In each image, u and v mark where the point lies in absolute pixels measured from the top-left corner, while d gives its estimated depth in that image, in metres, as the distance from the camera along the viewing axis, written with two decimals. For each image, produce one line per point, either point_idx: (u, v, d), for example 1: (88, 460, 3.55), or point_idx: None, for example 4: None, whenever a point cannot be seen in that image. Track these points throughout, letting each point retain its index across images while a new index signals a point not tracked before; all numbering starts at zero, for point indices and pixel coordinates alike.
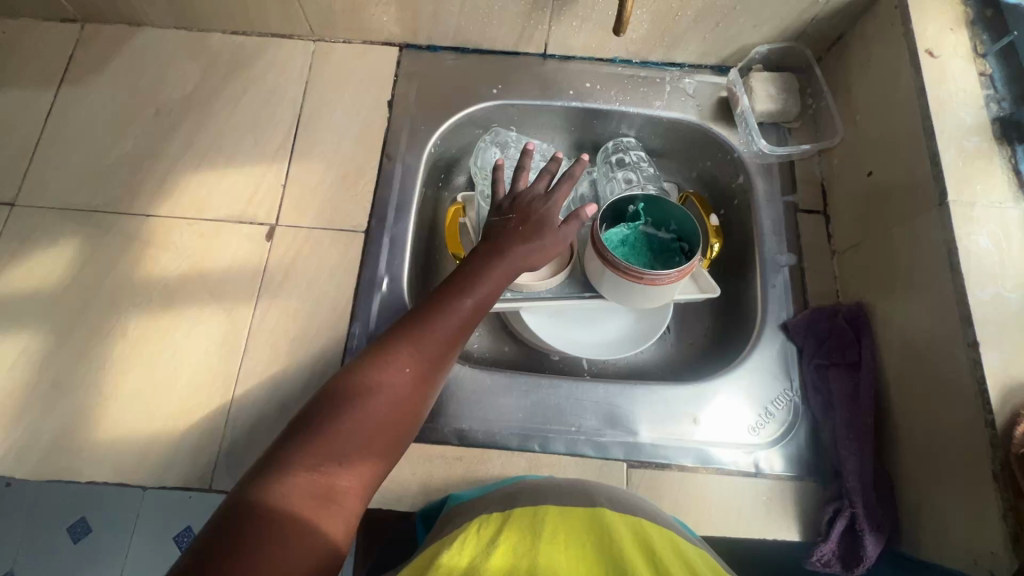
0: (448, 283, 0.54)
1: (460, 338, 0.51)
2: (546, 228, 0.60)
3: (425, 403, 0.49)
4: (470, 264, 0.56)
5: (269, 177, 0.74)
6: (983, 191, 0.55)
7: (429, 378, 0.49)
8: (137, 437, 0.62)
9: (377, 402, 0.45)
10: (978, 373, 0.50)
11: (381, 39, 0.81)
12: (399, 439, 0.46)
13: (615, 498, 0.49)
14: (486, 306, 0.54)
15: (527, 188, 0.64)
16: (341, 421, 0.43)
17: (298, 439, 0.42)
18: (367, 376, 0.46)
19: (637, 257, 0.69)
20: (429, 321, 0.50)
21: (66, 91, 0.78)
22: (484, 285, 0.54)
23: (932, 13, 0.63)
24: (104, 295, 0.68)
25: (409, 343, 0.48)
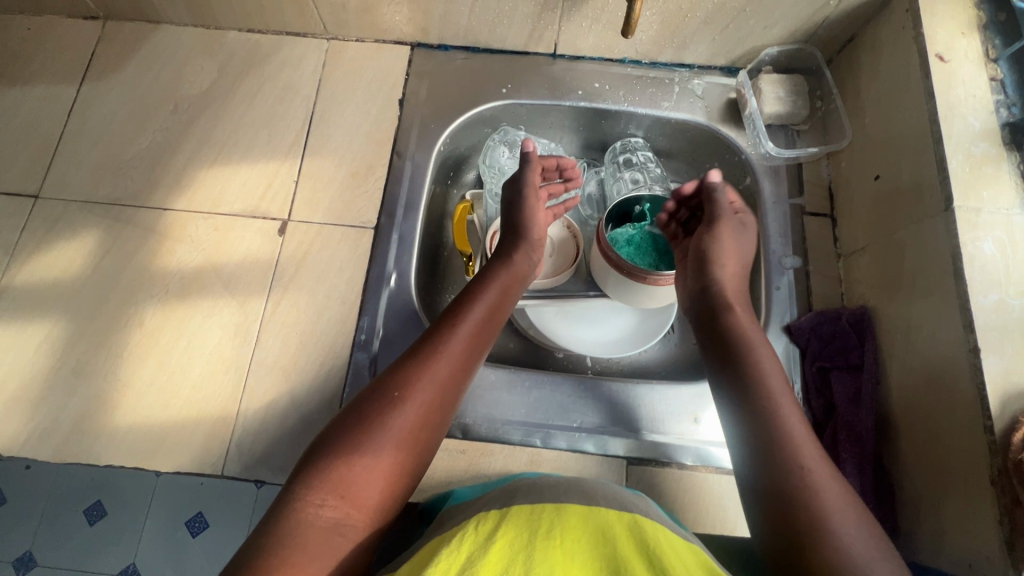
0: (449, 311, 0.55)
1: (464, 367, 0.52)
2: (531, 224, 0.63)
3: (434, 435, 0.50)
4: (470, 292, 0.57)
5: (282, 172, 0.76)
6: (990, 196, 0.55)
7: (433, 409, 0.49)
8: (153, 423, 0.64)
9: (383, 437, 0.46)
10: (978, 379, 0.50)
11: (393, 39, 0.82)
12: (407, 471, 0.47)
13: (610, 496, 0.50)
14: (486, 332, 0.55)
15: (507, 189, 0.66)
16: (345, 457, 0.45)
17: (308, 473, 0.45)
18: (371, 412, 0.47)
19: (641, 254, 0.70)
20: (431, 352, 0.51)
21: (88, 87, 0.80)
22: (481, 312, 0.55)
23: (943, 17, 0.63)
24: (123, 285, 0.70)
25: (411, 376, 0.49)
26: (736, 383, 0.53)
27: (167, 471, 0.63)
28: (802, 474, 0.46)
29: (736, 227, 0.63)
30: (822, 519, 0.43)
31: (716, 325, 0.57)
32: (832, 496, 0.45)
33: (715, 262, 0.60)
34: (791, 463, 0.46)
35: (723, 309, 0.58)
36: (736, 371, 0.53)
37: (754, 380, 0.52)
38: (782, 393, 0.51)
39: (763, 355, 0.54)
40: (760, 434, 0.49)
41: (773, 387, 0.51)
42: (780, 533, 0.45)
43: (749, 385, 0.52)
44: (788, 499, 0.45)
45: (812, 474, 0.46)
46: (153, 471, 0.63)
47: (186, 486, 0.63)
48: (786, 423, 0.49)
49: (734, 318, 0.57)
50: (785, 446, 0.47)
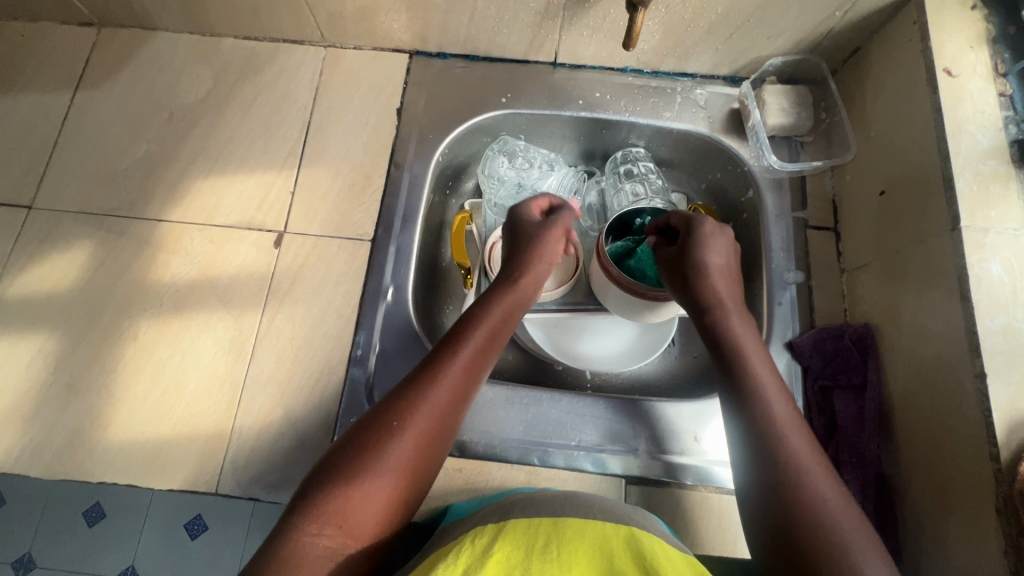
0: (451, 335, 0.53)
1: (464, 394, 0.51)
2: (544, 246, 0.60)
3: (432, 463, 0.49)
4: (471, 314, 0.55)
5: (278, 183, 0.75)
6: (997, 216, 0.54)
7: (432, 438, 0.48)
8: (147, 439, 0.64)
9: (381, 468, 0.45)
10: (984, 405, 0.49)
11: (392, 47, 0.81)
12: (405, 501, 0.47)
13: (606, 509, 0.49)
14: (487, 357, 0.53)
15: (527, 221, 0.62)
16: (343, 487, 0.44)
17: (304, 503, 0.44)
18: (370, 441, 0.46)
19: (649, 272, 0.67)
20: (431, 379, 0.49)
21: (82, 95, 0.79)
22: (483, 337, 0.53)
23: (952, 30, 0.62)
24: (118, 298, 0.69)
25: (410, 404, 0.48)
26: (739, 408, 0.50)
27: (161, 487, 0.62)
28: (813, 506, 0.44)
29: (706, 242, 0.58)
30: (834, 553, 0.42)
31: (714, 343, 0.55)
32: (847, 529, 0.43)
33: (709, 285, 0.56)
34: (800, 495, 0.45)
35: (722, 326, 0.55)
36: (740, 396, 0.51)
37: (759, 405, 0.49)
38: (788, 419, 0.49)
39: (767, 378, 0.51)
40: (767, 463, 0.47)
41: (779, 412, 0.49)
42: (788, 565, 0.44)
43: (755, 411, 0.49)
44: (796, 531, 0.44)
45: (822, 504, 0.44)
46: (146, 487, 0.63)
47: (181, 502, 0.62)
48: (794, 451, 0.47)
49: (738, 336, 0.54)
50: (792, 476, 0.46)
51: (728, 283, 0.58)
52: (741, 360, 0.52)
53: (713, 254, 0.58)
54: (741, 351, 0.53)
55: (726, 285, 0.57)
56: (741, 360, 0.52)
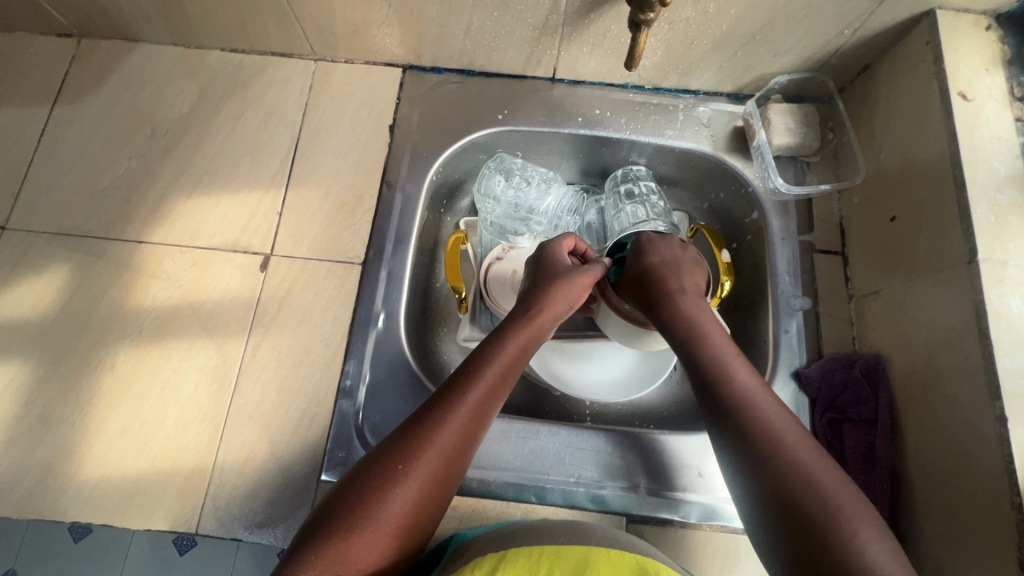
0: (461, 370, 0.50)
1: (473, 435, 0.47)
2: (573, 286, 0.56)
3: (438, 508, 0.46)
4: (482, 349, 0.51)
5: (265, 204, 0.72)
6: (1016, 248, 0.52)
7: (438, 483, 0.45)
8: (124, 476, 0.61)
9: (382, 514, 0.42)
10: (1005, 450, 0.47)
11: (384, 60, 0.78)
12: (408, 549, 0.44)
13: (609, 536, 0.48)
14: (499, 395, 0.49)
15: (556, 259, 0.59)
16: (342, 534, 0.41)
17: (302, 553, 0.41)
18: (372, 486, 0.43)
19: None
20: (438, 420, 0.46)
21: (60, 110, 0.76)
22: (495, 373, 0.49)
23: (966, 51, 0.59)
24: (94, 324, 0.66)
25: (415, 447, 0.45)
26: (721, 419, 0.47)
27: (137, 528, 0.59)
28: (826, 514, 0.40)
29: (658, 249, 0.59)
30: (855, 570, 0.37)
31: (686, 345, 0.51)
32: (866, 537, 0.39)
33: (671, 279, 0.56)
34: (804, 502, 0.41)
35: (696, 328, 0.52)
36: (723, 405, 0.47)
37: (739, 404, 0.46)
38: (777, 423, 0.45)
39: (749, 380, 0.48)
40: (764, 474, 0.43)
41: (768, 416, 0.45)
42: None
43: (741, 420, 0.45)
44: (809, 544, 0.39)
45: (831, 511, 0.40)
46: (122, 527, 0.59)
47: (160, 543, 0.59)
48: (788, 457, 0.43)
49: (709, 335, 0.51)
50: (790, 481, 0.42)
51: (691, 284, 0.57)
52: (721, 366, 0.49)
53: (654, 255, 0.59)
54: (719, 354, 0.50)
55: (684, 276, 0.57)
56: (717, 366, 0.48)
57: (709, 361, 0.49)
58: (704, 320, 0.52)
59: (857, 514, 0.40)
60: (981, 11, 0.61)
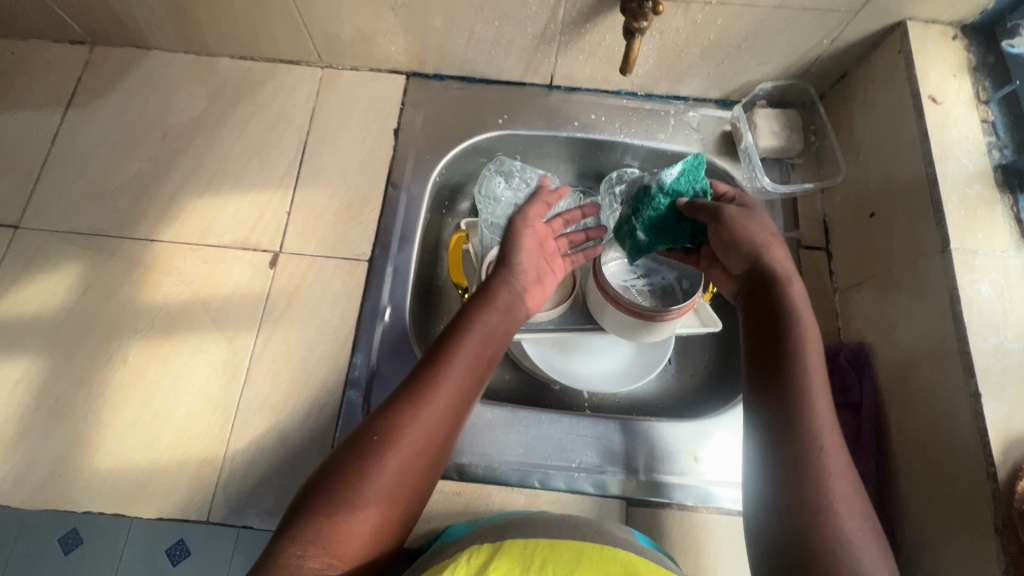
0: (439, 346, 0.53)
1: (455, 407, 0.50)
2: (530, 250, 0.61)
3: (425, 486, 0.48)
4: (456, 327, 0.54)
5: (274, 204, 0.74)
6: (985, 238, 0.56)
7: (419, 459, 0.47)
8: (136, 466, 0.62)
9: (369, 482, 0.45)
10: (979, 424, 0.50)
11: (389, 68, 0.81)
12: (398, 517, 0.46)
13: (602, 534, 0.49)
14: (476, 368, 0.53)
15: (525, 221, 0.63)
16: (331, 504, 0.44)
17: (291, 524, 0.44)
18: (359, 459, 0.46)
19: (665, 241, 0.64)
20: (421, 395, 0.49)
21: (72, 114, 0.78)
22: (470, 348, 0.53)
23: (935, 58, 0.64)
24: (107, 320, 0.68)
25: (396, 419, 0.48)
26: (780, 407, 0.49)
27: (148, 518, 0.60)
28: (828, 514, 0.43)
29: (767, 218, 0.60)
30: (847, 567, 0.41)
31: (772, 330, 0.52)
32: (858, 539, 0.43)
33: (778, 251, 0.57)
34: (825, 500, 0.44)
35: (789, 321, 0.52)
36: (788, 395, 0.49)
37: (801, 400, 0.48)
38: (828, 430, 0.47)
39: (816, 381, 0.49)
40: (794, 460, 0.46)
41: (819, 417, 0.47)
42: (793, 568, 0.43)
43: (800, 414, 0.48)
44: (807, 534, 0.43)
45: (842, 515, 0.44)
46: (132, 516, 0.60)
47: (167, 533, 0.60)
48: (830, 462, 0.45)
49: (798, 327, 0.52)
50: (823, 481, 0.45)
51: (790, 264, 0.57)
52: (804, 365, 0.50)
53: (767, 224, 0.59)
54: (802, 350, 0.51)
55: (782, 252, 0.57)
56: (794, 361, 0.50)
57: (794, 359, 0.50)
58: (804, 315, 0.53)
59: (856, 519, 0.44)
60: (947, 23, 0.66)
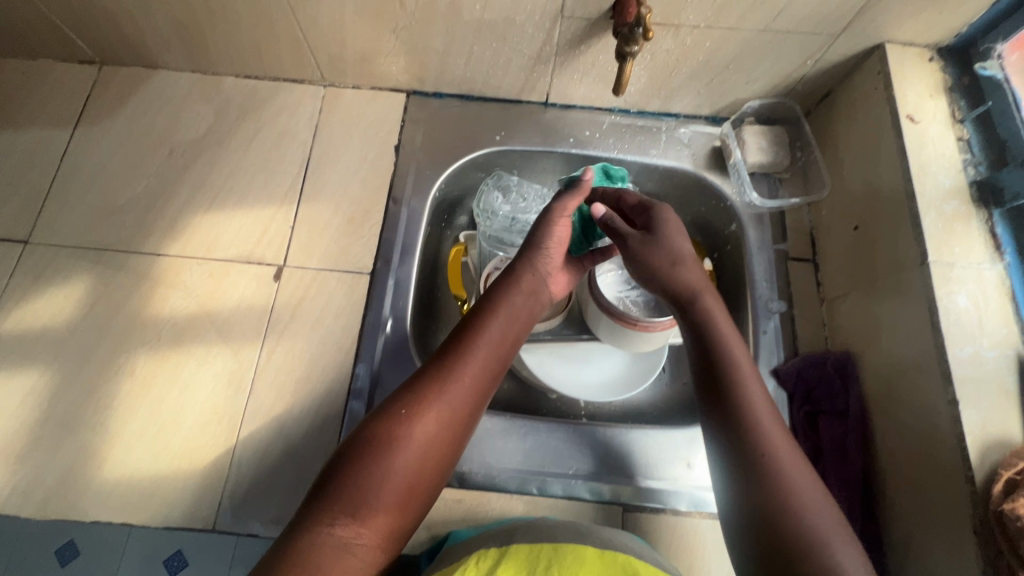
0: (462, 328, 0.56)
1: (480, 384, 0.53)
2: (559, 242, 0.62)
3: (448, 459, 0.50)
4: (480, 309, 0.57)
5: (278, 219, 0.77)
6: (961, 251, 0.59)
7: (445, 432, 0.50)
8: (144, 475, 0.63)
9: (399, 452, 0.47)
10: (957, 430, 0.53)
11: (389, 86, 0.84)
12: (424, 487, 0.49)
13: (604, 539, 0.51)
14: (501, 348, 0.55)
15: (564, 212, 0.62)
16: (360, 471, 0.46)
17: (323, 493, 0.45)
18: (389, 429, 0.48)
19: (591, 237, 0.68)
20: (449, 372, 0.52)
21: (81, 132, 0.80)
22: (495, 329, 0.55)
23: (912, 80, 0.67)
24: (115, 332, 0.70)
25: (425, 392, 0.50)
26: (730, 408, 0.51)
27: (155, 527, 0.62)
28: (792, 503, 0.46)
29: (679, 232, 0.59)
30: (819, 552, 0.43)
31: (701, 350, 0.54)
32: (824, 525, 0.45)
33: (687, 271, 0.57)
34: (787, 496, 0.46)
35: (715, 345, 0.54)
36: (732, 415, 0.51)
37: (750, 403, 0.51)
38: (774, 432, 0.50)
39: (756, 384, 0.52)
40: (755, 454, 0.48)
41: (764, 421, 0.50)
42: (772, 575, 0.45)
43: (745, 429, 0.50)
44: (773, 518, 0.46)
45: (807, 510, 0.46)
46: (139, 525, 0.62)
47: (172, 542, 0.61)
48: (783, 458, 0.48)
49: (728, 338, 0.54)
50: (785, 487, 0.46)
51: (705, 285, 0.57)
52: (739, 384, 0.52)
53: (676, 243, 0.58)
54: (734, 369, 0.52)
55: (692, 272, 0.57)
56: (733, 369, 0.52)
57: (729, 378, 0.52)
58: (726, 331, 0.54)
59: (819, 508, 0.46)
60: (924, 45, 0.69)
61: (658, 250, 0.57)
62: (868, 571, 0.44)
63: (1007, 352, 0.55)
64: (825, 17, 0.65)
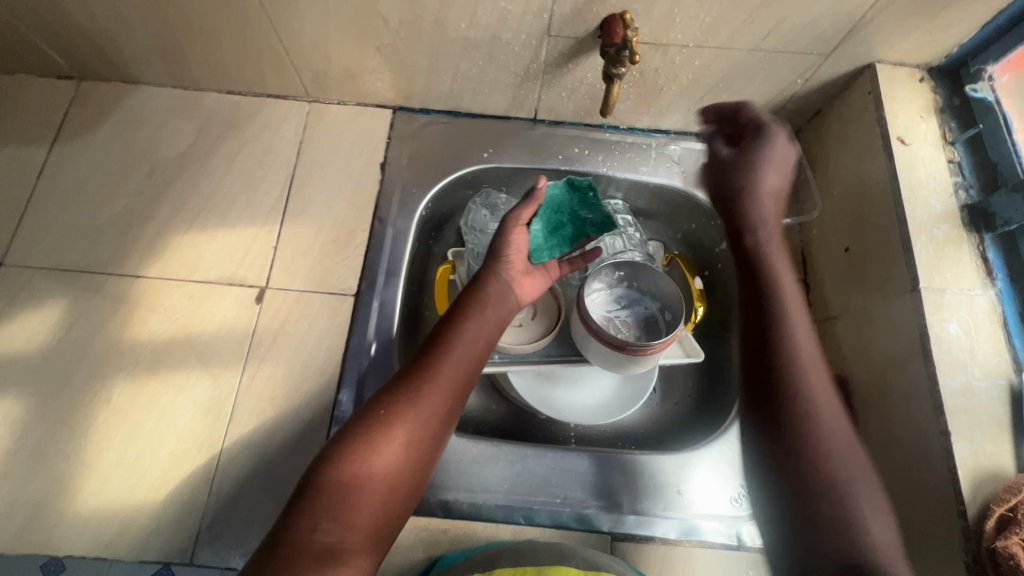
0: (433, 339, 0.59)
1: (454, 391, 0.56)
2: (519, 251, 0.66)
3: (427, 459, 0.53)
4: (452, 316, 0.60)
5: (260, 239, 0.75)
6: (953, 277, 0.58)
7: (423, 431, 0.53)
8: (120, 507, 0.62)
9: (377, 459, 0.50)
10: (950, 463, 0.52)
11: (375, 102, 0.82)
12: (404, 492, 0.51)
13: (591, 560, 0.51)
14: (473, 355, 0.58)
15: (518, 221, 0.65)
16: (340, 478, 0.48)
17: (304, 501, 0.47)
18: (366, 439, 0.50)
19: (557, 246, 0.71)
20: (422, 381, 0.55)
21: (59, 150, 0.78)
22: (466, 338, 0.59)
23: (903, 100, 0.66)
24: (92, 358, 0.68)
25: (400, 401, 0.53)
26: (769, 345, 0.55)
27: (131, 561, 0.60)
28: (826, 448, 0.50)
29: (786, 157, 0.64)
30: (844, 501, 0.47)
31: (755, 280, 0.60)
32: (852, 472, 0.49)
33: (760, 197, 0.63)
34: (815, 439, 0.50)
35: (773, 293, 0.58)
36: (773, 354, 0.55)
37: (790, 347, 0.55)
38: (814, 372, 0.54)
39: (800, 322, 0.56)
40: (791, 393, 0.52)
41: (807, 364, 0.54)
42: (800, 513, 0.48)
43: (784, 363, 0.54)
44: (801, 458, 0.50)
45: (835, 460, 0.49)
46: (114, 559, 0.60)
47: None
48: (820, 401, 0.52)
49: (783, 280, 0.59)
50: (816, 433, 0.50)
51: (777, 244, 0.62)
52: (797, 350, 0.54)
53: (763, 169, 0.63)
54: (790, 321, 0.56)
55: (769, 203, 0.63)
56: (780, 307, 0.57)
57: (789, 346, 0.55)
58: (778, 265, 0.60)
59: (847, 462, 0.49)
60: (915, 65, 0.68)
61: (765, 162, 0.63)
62: (888, 522, 0.48)
63: (1000, 382, 0.54)
64: (815, 37, 0.64)
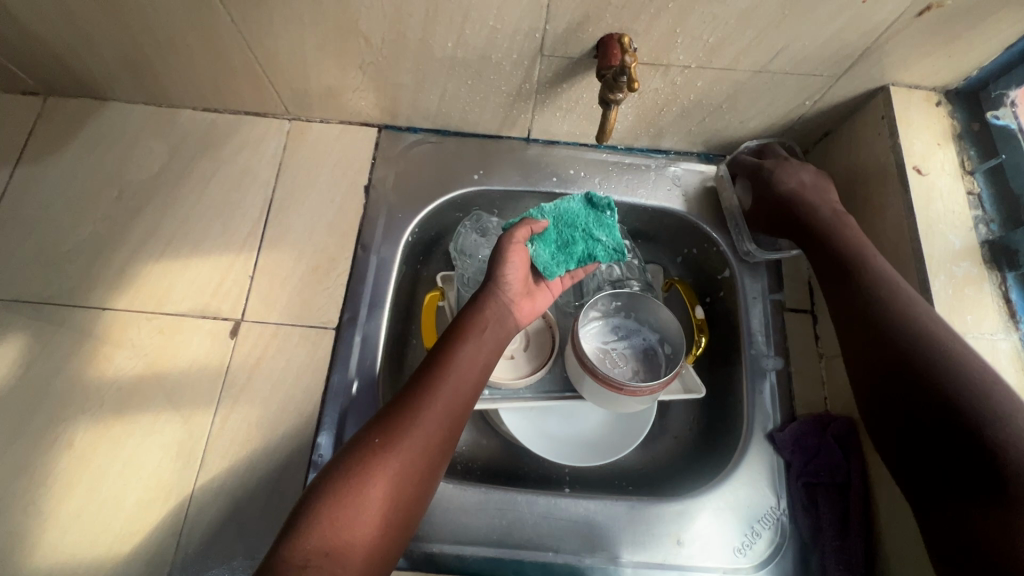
0: (431, 359, 0.55)
1: (452, 413, 0.52)
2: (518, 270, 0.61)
3: (424, 487, 0.50)
4: (451, 335, 0.57)
5: (236, 268, 0.71)
6: (973, 320, 0.54)
7: (420, 459, 0.49)
8: (81, 561, 0.58)
9: (371, 489, 0.46)
10: None
11: (360, 121, 0.78)
12: (400, 522, 0.47)
13: None
14: (472, 374, 0.55)
15: (514, 244, 0.60)
16: (330, 511, 0.44)
17: (293, 535, 0.43)
18: (357, 468, 0.47)
19: (563, 264, 0.63)
20: (419, 404, 0.51)
21: (22, 171, 0.74)
22: (465, 358, 0.55)
23: (919, 126, 0.62)
24: (53, 398, 0.64)
25: (395, 427, 0.49)
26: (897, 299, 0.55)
27: None
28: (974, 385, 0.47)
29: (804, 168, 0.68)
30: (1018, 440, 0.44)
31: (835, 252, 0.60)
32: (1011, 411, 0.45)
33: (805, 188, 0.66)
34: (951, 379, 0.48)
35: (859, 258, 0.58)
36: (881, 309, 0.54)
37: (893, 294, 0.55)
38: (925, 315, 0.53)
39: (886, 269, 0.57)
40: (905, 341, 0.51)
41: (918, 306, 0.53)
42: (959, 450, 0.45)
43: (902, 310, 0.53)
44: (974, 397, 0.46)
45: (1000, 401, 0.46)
46: None
47: None
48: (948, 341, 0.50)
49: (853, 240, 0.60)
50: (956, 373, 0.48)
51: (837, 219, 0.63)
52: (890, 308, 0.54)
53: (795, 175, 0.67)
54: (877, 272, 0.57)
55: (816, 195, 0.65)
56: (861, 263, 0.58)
57: (882, 306, 0.54)
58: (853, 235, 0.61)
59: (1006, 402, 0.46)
60: (931, 88, 0.64)
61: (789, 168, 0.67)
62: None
63: None
64: (826, 59, 0.60)
